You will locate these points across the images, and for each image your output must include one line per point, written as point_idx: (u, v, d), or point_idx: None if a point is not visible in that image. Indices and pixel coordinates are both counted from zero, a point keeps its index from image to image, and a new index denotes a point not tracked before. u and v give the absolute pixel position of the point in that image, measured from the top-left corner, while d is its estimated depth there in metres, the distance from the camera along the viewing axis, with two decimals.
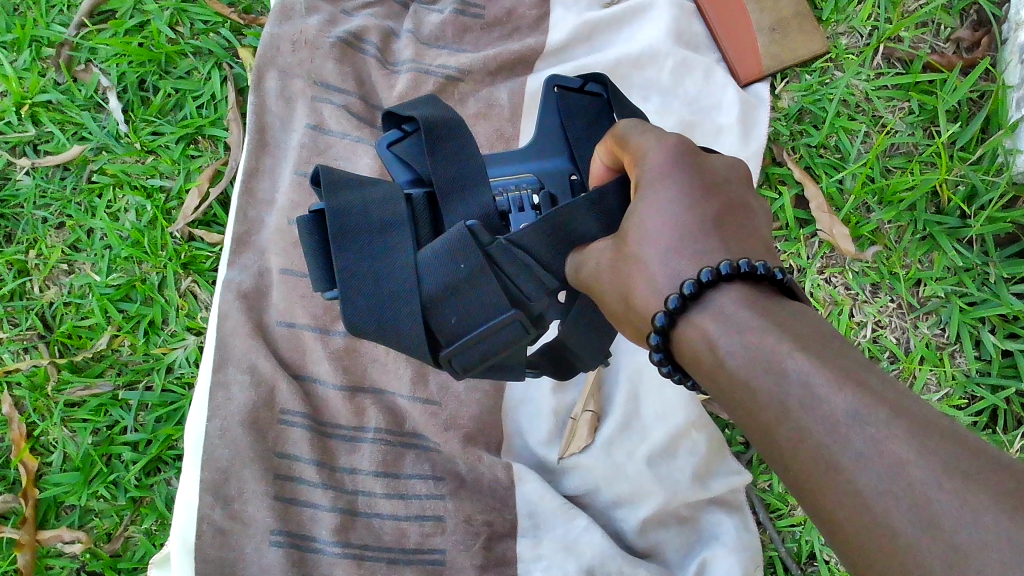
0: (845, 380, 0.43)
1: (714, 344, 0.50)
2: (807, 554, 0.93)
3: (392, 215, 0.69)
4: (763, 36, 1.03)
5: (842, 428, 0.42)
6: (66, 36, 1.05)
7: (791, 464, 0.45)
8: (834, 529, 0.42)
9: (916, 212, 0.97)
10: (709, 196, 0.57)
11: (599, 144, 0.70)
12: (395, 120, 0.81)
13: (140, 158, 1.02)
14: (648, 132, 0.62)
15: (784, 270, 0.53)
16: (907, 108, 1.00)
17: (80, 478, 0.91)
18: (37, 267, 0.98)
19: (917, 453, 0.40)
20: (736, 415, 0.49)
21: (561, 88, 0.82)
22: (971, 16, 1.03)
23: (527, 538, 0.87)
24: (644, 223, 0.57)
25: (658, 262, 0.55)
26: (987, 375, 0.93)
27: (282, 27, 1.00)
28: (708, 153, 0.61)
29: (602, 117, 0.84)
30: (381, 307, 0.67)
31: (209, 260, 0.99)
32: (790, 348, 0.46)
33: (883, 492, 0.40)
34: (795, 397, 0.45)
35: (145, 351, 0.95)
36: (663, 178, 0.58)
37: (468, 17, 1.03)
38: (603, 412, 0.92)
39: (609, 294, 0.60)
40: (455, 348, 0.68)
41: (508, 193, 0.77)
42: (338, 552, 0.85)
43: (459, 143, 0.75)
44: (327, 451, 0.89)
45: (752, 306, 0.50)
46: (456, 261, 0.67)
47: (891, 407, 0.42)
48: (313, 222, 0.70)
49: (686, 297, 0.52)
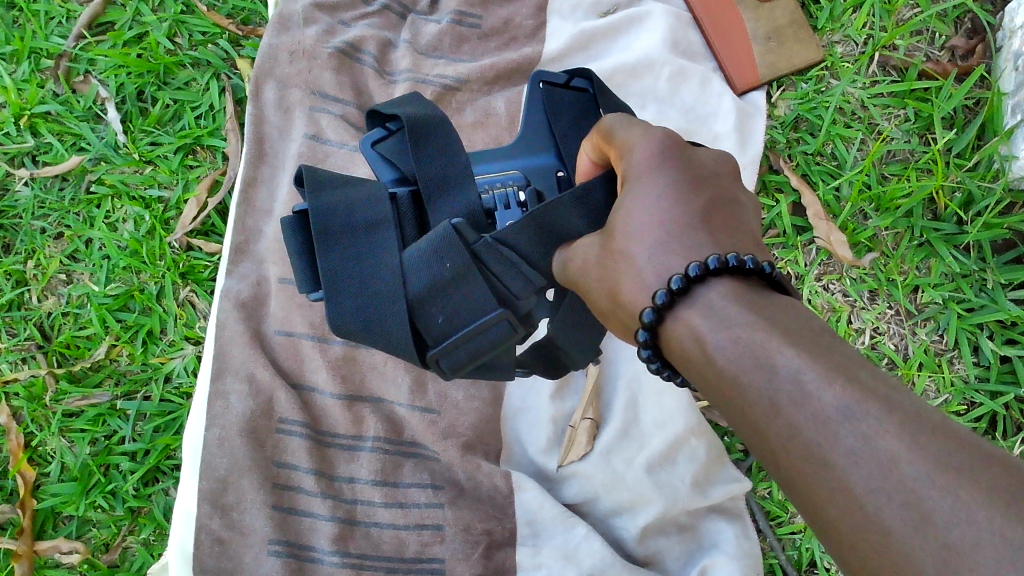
0: (835, 375, 0.44)
1: (702, 340, 0.50)
2: (808, 562, 0.93)
3: (377, 216, 0.69)
4: (758, 45, 1.03)
5: (831, 424, 0.42)
6: (65, 48, 1.05)
7: (782, 461, 0.45)
8: (826, 527, 0.42)
9: (913, 219, 0.97)
10: (697, 190, 0.57)
11: (586, 139, 0.70)
12: (379, 120, 0.81)
13: (138, 168, 1.02)
14: (635, 126, 0.62)
15: (772, 263, 0.54)
16: (903, 115, 1.01)
17: (78, 488, 0.91)
18: (35, 277, 0.98)
19: (908, 448, 0.40)
20: (726, 412, 0.49)
21: (547, 84, 0.83)
22: (965, 25, 1.03)
23: (527, 546, 0.87)
24: (631, 216, 0.57)
25: (645, 256, 0.55)
26: (986, 381, 0.93)
27: (281, 38, 1.01)
28: (696, 148, 0.61)
29: (588, 112, 0.84)
30: (368, 311, 0.67)
31: (207, 270, 0.99)
32: (780, 344, 0.46)
33: (874, 490, 0.40)
34: (785, 393, 0.45)
35: (143, 361, 0.96)
36: (650, 172, 0.58)
37: (465, 27, 1.04)
38: (601, 420, 0.92)
39: (596, 290, 0.60)
40: (442, 347, 0.68)
41: (494, 191, 0.77)
42: (337, 562, 0.85)
43: (446, 145, 0.75)
44: (326, 460, 0.89)
45: (742, 301, 0.51)
46: (441, 261, 0.67)
47: (881, 402, 0.42)
48: (298, 223, 0.70)
49: (674, 293, 0.52)
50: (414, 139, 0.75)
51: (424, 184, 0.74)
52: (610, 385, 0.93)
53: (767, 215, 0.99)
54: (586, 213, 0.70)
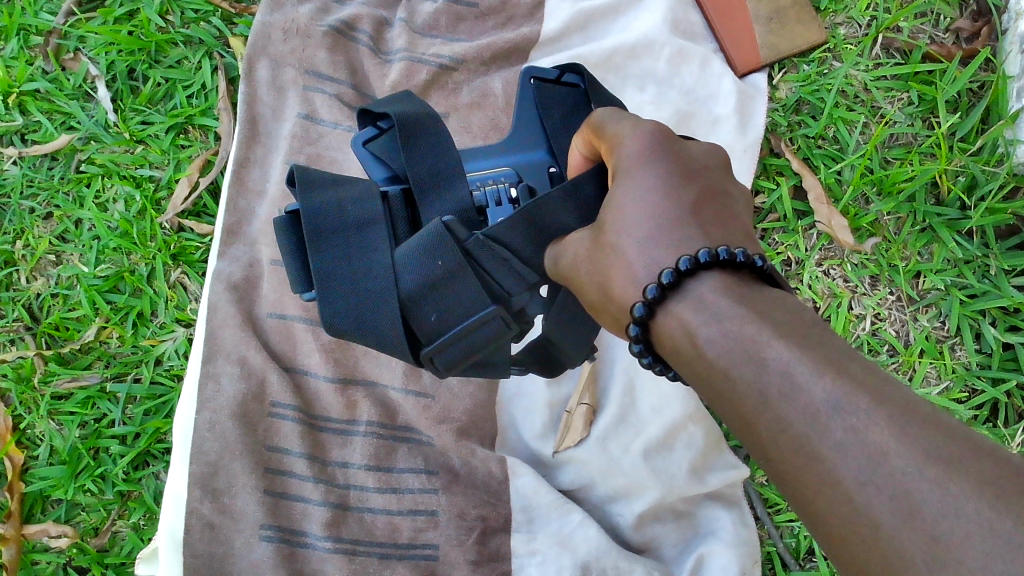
0: (825, 367, 0.42)
1: (692, 333, 0.49)
2: (806, 550, 0.91)
3: (368, 211, 0.68)
4: (760, 26, 1.01)
5: (821, 417, 0.41)
6: (54, 24, 1.03)
7: (772, 455, 0.43)
8: (816, 521, 0.41)
9: (916, 203, 0.95)
10: (687, 183, 0.56)
11: (577, 134, 0.69)
12: (370, 118, 0.79)
13: (129, 147, 1.01)
14: (625, 119, 0.61)
15: (763, 256, 0.52)
16: (906, 98, 0.99)
17: (66, 472, 0.90)
18: (24, 257, 0.97)
19: (897, 441, 0.38)
20: (716, 407, 0.48)
21: (537, 79, 0.81)
22: (970, 7, 1.02)
23: (522, 532, 0.85)
24: (621, 210, 0.56)
25: (635, 250, 0.54)
26: (988, 368, 0.92)
27: (274, 16, 0.99)
28: (686, 141, 0.60)
29: (580, 106, 0.82)
30: (359, 310, 0.66)
31: (198, 251, 0.98)
32: (770, 337, 0.45)
33: (863, 482, 0.39)
34: (774, 386, 0.43)
35: (133, 343, 0.94)
36: (640, 165, 0.56)
37: (461, 6, 1.02)
38: (598, 407, 0.91)
39: (586, 283, 0.58)
40: (435, 347, 0.67)
41: (484, 187, 0.74)
42: (329, 548, 0.84)
43: (436, 138, 0.74)
44: (319, 445, 0.87)
45: (732, 294, 0.49)
46: (433, 259, 0.66)
47: (872, 395, 0.41)
48: (289, 223, 0.69)
49: (664, 286, 0.51)
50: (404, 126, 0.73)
51: (417, 171, 0.72)
52: (603, 379, 0.92)
53: (767, 198, 0.98)
54: (581, 193, 0.68)
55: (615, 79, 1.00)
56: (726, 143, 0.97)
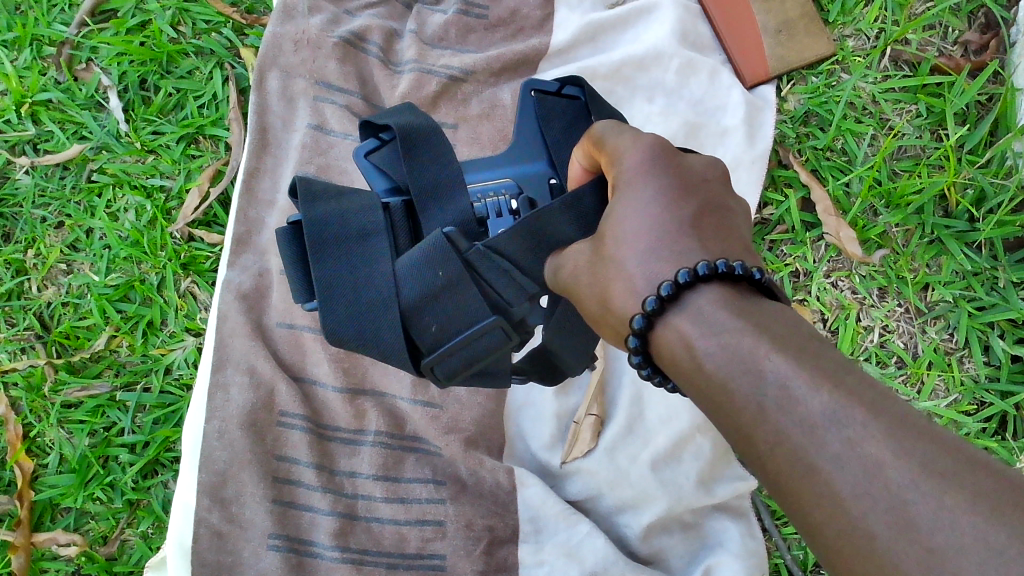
0: (822, 381, 0.42)
1: (691, 346, 0.49)
2: (813, 562, 0.92)
3: (370, 223, 0.68)
4: (769, 37, 1.01)
5: (818, 430, 0.41)
6: (67, 35, 1.04)
7: (769, 467, 0.43)
8: (813, 533, 0.41)
9: (924, 216, 0.95)
10: (686, 196, 0.56)
11: (577, 146, 0.69)
12: (373, 130, 0.79)
13: (140, 157, 1.02)
14: (626, 133, 0.61)
15: (762, 269, 0.52)
16: (914, 111, 0.99)
17: (76, 480, 0.90)
18: (35, 266, 0.98)
19: (893, 454, 0.39)
20: (715, 419, 0.48)
21: (539, 92, 0.81)
22: (978, 20, 1.02)
23: (528, 543, 0.86)
24: (621, 222, 0.56)
25: (635, 263, 0.54)
26: (996, 380, 0.91)
27: (284, 27, 0.99)
28: (685, 154, 0.60)
29: (581, 120, 0.82)
30: (362, 320, 0.66)
31: (208, 260, 0.98)
32: (768, 349, 0.45)
33: (859, 495, 0.39)
34: (772, 399, 0.43)
35: (143, 352, 0.95)
36: (641, 178, 0.57)
37: (471, 17, 1.03)
38: (605, 416, 0.91)
39: (587, 295, 0.58)
40: (435, 356, 0.67)
41: (485, 199, 0.75)
42: (337, 557, 0.84)
43: (441, 150, 0.74)
44: (326, 454, 0.88)
45: (731, 307, 0.49)
46: (434, 270, 0.66)
47: (868, 408, 0.41)
48: (292, 234, 0.69)
49: (664, 299, 0.51)
50: (409, 141, 0.73)
51: (420, 185, 0.73)
52: (606, 389, 0.92)
53: (776, 211, 0.98)
54: (589, 208, 0.69)
55: (623, 90, 1.00)
56: (734, 154, 0.97)
